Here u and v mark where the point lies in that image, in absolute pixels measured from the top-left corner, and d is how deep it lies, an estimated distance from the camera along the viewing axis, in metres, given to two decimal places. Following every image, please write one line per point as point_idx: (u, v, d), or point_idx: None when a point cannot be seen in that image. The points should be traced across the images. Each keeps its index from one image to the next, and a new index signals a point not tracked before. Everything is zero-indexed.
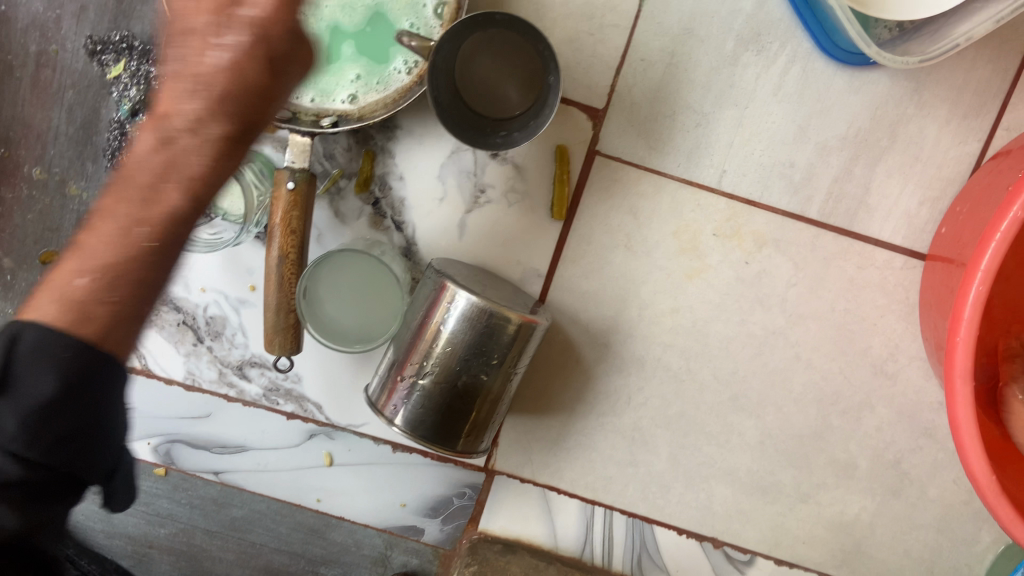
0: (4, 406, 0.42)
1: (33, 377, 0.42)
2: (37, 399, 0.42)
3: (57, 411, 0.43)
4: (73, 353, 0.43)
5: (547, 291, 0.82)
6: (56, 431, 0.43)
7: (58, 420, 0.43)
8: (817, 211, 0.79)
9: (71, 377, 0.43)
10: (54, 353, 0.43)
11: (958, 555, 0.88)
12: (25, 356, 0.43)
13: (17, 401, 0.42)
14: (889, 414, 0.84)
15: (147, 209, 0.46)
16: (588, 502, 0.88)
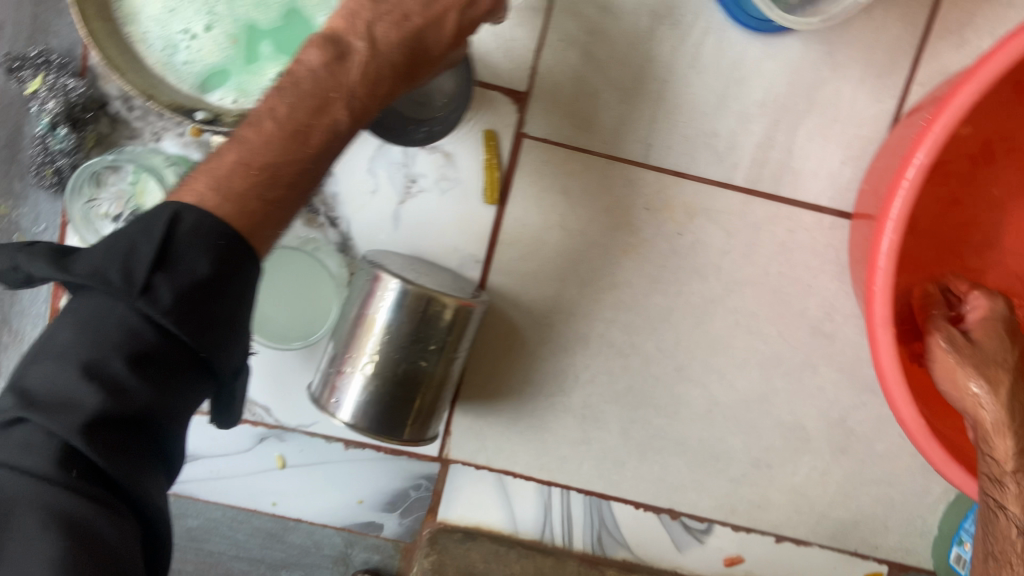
0: (162, 277, 0.48)
1: (192, 255, 0.49)
2: (194, 274, 0.48)
3: (206, 291, 0.49)
4: (225, 241, 0.50)
5: (487, 277, 0.83)
6: (201, 312, 0.49)
7: (204, 299, 0.49)
8: (744, 178, 0.81)
9: (220, 262, 0.50)
10: (210, 238, 0.50)
11: (909, 506, 0.90)
12: (185, 236, 0.49)
13: (174, 275, 0.48)
14: (830, 373, 0.86)
15: (316, 115, 0.56)
16: (544, 483, 0.88)
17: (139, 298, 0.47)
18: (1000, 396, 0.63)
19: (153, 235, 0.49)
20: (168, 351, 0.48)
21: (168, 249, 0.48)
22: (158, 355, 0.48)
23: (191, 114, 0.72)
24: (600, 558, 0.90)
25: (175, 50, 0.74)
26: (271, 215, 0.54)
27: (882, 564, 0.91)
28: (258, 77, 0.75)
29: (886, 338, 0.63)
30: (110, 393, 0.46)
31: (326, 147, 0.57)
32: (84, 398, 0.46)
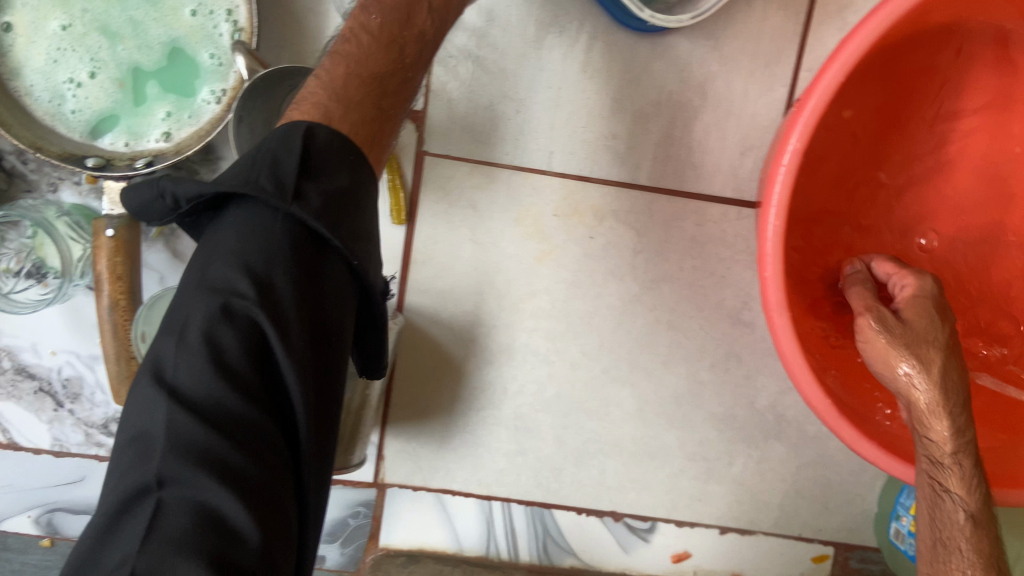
0: (309, 185, 0.50)
1: (329, 169, 0.52)
2: (336, 186, 0.52)
3: (337, 201, 0.51)
4: (351, 159, 0.55)
5: (404, 297, 0.83)
6: (338, 221, 0.50)
7: (337, 209, 0.51)
8: (648, 177, 0.82)
9: (349, 177, 0.53)
10: (340, 153, 0.54)
11: (848, 486, 0.90)
12: (321, 147, 0.53)
13: (319, 184, 0.51)
14: (754, 360, 0.87)
15: (406, 25, 0.62)
16: (485, 498, 0.88)
17: (292, 204, 0.49)
18: (929, 377, 0.61)
19: (290, 153, 0.51)
20: (319, 251, 0.51)
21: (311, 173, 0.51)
22: (320, 259, 0.51)
23: (82, 163, 0.72)
24: (547, 567, 0.90)
25: (63, 100, 0.74)
26: (379, 120, 0.59)
27: (828, 545, 0.91)
28: (147, 118, 0.75)
29: (781, 326, 0.65)
30: (259, 295, 0.48)
31: (418, 59, 0.63)
32: (234, 297, 0.48)
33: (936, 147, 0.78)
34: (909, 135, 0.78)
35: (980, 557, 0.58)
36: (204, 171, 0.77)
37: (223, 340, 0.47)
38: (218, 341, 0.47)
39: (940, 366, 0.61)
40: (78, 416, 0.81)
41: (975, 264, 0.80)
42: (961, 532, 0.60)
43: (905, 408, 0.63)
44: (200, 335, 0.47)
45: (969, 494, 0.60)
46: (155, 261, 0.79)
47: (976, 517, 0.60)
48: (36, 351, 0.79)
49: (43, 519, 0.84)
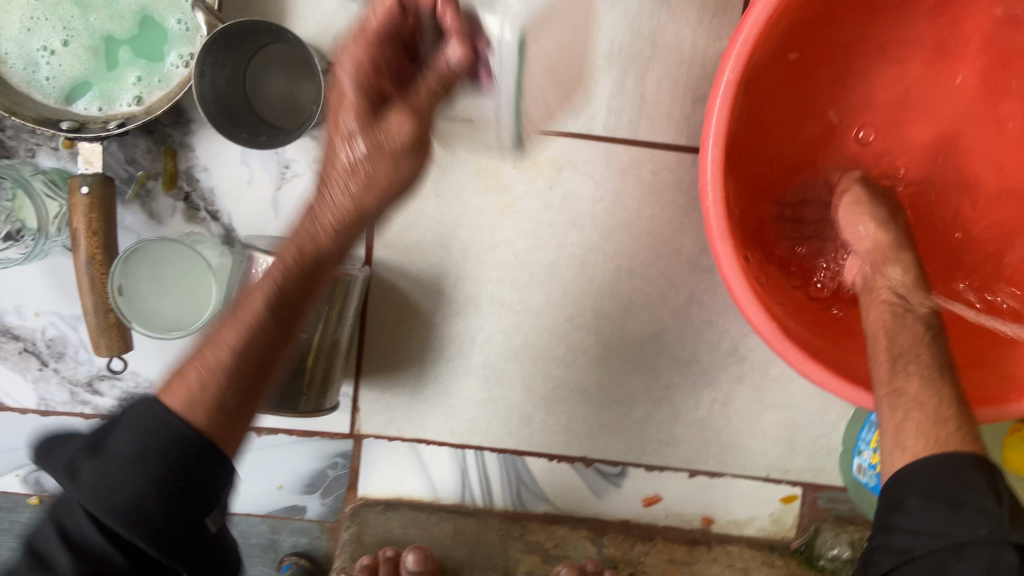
0: (100, 461, 0.54)
1: (119, 435, 0.55)
2: (120, 449, 0.54)
3: (142, 498, 0.53)
4: (163, 452, 0.54)
5: (372, 251, 0.86)
6: (147, 518, 0.53)
7: (121, 491, 0.53)
8: (603, 128, 0.84)
9: (166, 459, 0.54)
10: (149, 428, 0.55)
11: (815, 425, 0.91)
12: (120, 455, 0.54)
13: (108, 460, 0.54)
14: (717, 305, 0.88)
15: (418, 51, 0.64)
16: (458, 448, 0.91)
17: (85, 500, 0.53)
18: (894, 275, 0.72)
19: (119, 425, 0.56)
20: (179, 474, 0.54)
21: (108, 442, 0.55)
22: (125, 515, 0.53)
23: (58, 126, 0.75)
24: (521, 513, 0.93)
25: (38, 67, 0.77)
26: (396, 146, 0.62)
27: (796, 486, 0.93)
28: (119, 83, 0.78)
29: (724, 254, 0.67)
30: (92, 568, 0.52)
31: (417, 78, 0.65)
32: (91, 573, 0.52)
33: (891, 82, 0.82)
34: (862, 75, 0.81)
35: (925, 407, 0.60)
36: (176, 134, 0.81)
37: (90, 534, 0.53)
38: (54, 552, 0.53)
39: (906, 264, 0.72)
40: (62, 375, 0.84)
41: (934, 196, 0.84)
42: (916, 357, 0.63)
43: (878, 292, 0.71)
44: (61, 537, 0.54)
45: (920, 358, 0.63)
46: (131, 222, 0.83)
47: (931, 333, 0.66)
48: (19, 313, 0.82)
49: (31, 478, 0.88)
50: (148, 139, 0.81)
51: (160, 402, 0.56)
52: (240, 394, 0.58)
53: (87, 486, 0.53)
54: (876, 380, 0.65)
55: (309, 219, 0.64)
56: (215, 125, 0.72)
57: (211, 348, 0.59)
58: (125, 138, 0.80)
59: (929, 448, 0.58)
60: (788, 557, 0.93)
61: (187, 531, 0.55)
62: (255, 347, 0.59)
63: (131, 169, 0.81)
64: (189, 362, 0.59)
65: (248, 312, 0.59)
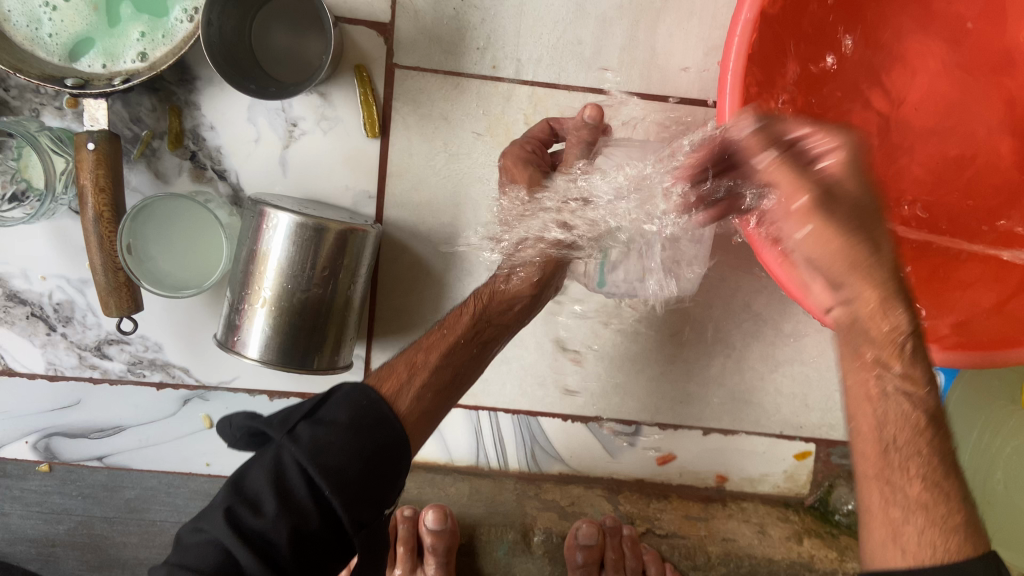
0: (313, 418, 0.59)
1: (335, 406, 0.60)
2: (329, 413, 0.60)
3: (345, 445, 0.58)
4: (366, 416, 0.60)
5: (383, 211, 0.84)
6: (346, 468, 0.57)
7: (327, 446, 0.57)
8: (615, 82, 0.83)
9: (363, 420, 0.60)
10: (360, 401, 0.61)
11: (827, 382, 0.90)
12: (332, 411, 0.60)
13: (317, 419, 0.59)
14: (730, 261, 0.87)
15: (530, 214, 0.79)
16: (472, 409, 0.90)
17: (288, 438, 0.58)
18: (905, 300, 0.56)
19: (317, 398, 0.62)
20: (357, 436, 0.59)
21: (323, 411, 0.60)
22: (328, 456, 0.57)
23: (61, 82, 0.74)
24: (536, 474, 0.92)
25: (40, 24, 0.76)
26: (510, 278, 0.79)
27: (810, 442, 0.92)
28: (122, 39, 0.76)
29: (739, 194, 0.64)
30: (288, 507, 0.55)
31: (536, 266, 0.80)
32: (281, 511, 0.55)
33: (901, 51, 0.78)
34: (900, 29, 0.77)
35: (927, 510, 0.49)
36: (181, 92, 0.79)
37: (285, 464, 0.57)
38: (263, 493, 0.56)
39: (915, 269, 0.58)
40: (71, 339, 0.83)
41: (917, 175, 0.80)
42: (915, 451, 0.51)
43: (855, 326, 0.52)
44: (257, 468, 0.58)
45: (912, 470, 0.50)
46: (138, 183, 0.82)
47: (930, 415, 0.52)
48: (26, 277, 0.81)
49: (41, 444, 0.87)
50: (153, 97, 0.79)
51: (372, 389, 0.63)
52: (435, 394, 0.70)
53: (305, 442, 0.57)
54: (857, 461, 0.53)
55: (501, 273, 0.80)
56: (224, 73, 0.71)
57: (420, 351, 0.72)
58: (129, 96, 0.79)
59: (929, 556, 0.48)
60: (802, 514, 0.93)
61: (374, 514, 0.58)
62: (433, 354, 0.72)
63: (137, 128, 0.80)
64: (396, 358, 0.72)
65: (456, 324, 0.77)
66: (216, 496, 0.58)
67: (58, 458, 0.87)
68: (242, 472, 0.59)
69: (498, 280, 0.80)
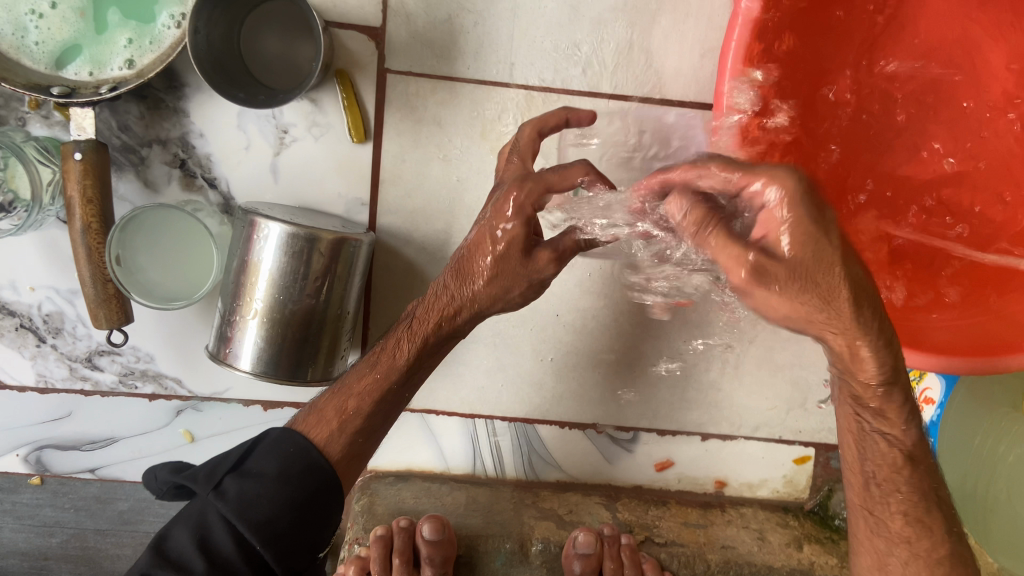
0: (239, 472, 0.64)
1: (262, 458, 0.64)
2: (255, 464, 0.64)
3: (270, 496, 0.62)
4: (292, 461, 0.64)
5: (376, 218, 0.83)
6: (272, 519, 0.61)
7: (255, 499, 0.62)
8: (610, 85, 0.82)
9: (289, 468, 0.63)
10: (284, 449, 0.65)
11: (826, 386, 0.90)
12: (256, 460, 0.64)
13: (244, 471, 0.64)
14: None
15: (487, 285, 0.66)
16: (468, 418, 0.89)
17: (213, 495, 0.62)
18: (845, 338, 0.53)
19: (243, 448, 0.66)
20: (279, 488, 0.62)
21: (251, 462, 0.64)
22: (253, 509, 0.61)
23: (47, 90, 0.72)
24: (533, 482, 0.92)
25: (26, 32, 0.74)
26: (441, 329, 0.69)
27: (809, 447, 0.92)
28: (109, 46, 0.75)
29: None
30: (214, 562, 0.60)
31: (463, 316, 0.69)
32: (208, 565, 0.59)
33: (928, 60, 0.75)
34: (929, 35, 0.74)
35: (912, 543, 0.61)
36: (169, 98, 0.78)
37: (212, 522, 0.62)
38: (188, 554, 0.60)
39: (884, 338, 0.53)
40: (61, 351, 0.82)
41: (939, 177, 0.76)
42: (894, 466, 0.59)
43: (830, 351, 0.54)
44: (185, 528, 0.62)
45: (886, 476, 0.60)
46: (128, 192, 0.80)
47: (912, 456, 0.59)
48: (14, 289, 0.79)
49: (32, 457, 0.86)
50: (141, 104, 0.78)
51: (301, 434, 0.66)
52: (366, 438, 0.68)
53: (231, 497, 0.62)
54: (846, 454, 0.62)
55: (433, 293, 0.69)
56: (212, 81, 0.69)
57: (344, 395, 0.68)
58: (116, 104, 0.78)
59: (915, 574, 0.61)
60: (802, 518, 0.92)
61: (308, 558, 0.64)
62: (364, 402, 0.68)
63: (125, 136, 0.79)
64: (329, 397, 0.69)
65: (390, 367, 0.69)
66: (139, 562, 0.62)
67: (49, 471, 0.86)
68: (166, 532, 0.63)
69: (429, 305, 0.69)
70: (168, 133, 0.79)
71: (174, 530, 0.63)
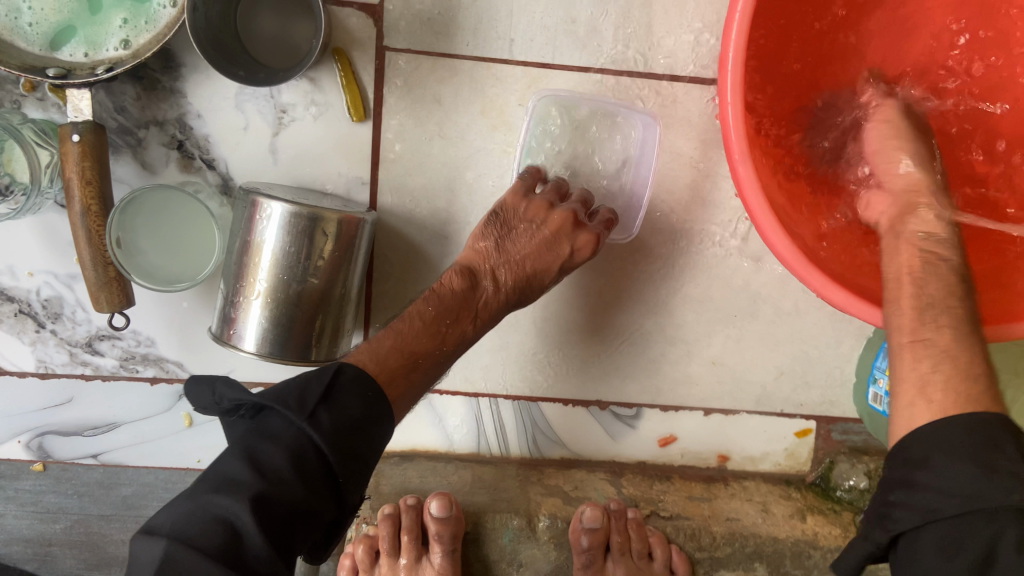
0: (329, 400, 0.59)
1: (348, 394, 0.60)
2: (344, 399, 0.60)
3: (358, 432, 0.60)
4: (372, 396, 0.62)
5: (377, 197, 0.83)
6: (361, 455, 0.60)
7: (349, 433, 0.59)
8: (610, 60, 0.81)
9: (369, 406, 0.61)
10: (365, 387, 0.62)
11: (826, 359, 0.90)
12: (342, 390, 0.60)
13: (332, 403, 0.59)
14: (728, 242, 0.85)
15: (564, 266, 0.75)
16: (472, 397, 0.89)
17: (308, 422, 0.57)
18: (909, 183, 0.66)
19: (322, 376, 0.61)
20: (366, 423, 0.61)
21: (337, 395, 0.60)
22: (347, 444, 0.58)
23: (43, 72, 0.71)
24: (537, 459, 0.92)
25: (19, 13, 0.73)
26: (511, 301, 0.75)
27: (810, 420, 0.92)
28: (104, 26, 0.74)
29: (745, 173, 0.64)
30: (311, 494, 0.56)
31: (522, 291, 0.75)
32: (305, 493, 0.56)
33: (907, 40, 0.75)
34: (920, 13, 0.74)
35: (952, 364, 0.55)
36: (165, 79, 0.77)
37: (307, 446, 0.57)
38: (287, 477, 0.55)
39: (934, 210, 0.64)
40: (61, 336, 0.81)
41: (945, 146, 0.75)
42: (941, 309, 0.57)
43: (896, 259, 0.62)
44: (275, 446, 0.56)
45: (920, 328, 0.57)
46: (125, 174, 0.80)
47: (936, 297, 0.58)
48: (12, 274, 0.79)
49: (33, 444, 0.85)
50: (137, 85, 0.77)
51: (372, 376, 0.64)
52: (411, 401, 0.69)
53: (328, 428, 0.57)
54: (892, 334, 0.59)
55: (511, 244, 0.74)
56: (211, 59, 0.68)
57: (399, 342, 0.68)
58: (112, 85, 0.77)
59: (955, 405, 0.53)
60: (804, 490, 0.93)
61: (358, 500, 0.61)
62: (423, 358, 0.69)
63: (122, 118, 0.78)
64: (390, 345, 0.67)
65: (455, 336, 0.71)
66: (230, 472, 0.55)
67: (51, 457, 0.86)
68: (249, 447, 0.57)
69: (506, 256, 0.74)
70: (165, 115, 0.78)
71: (256, 446, 0.57)
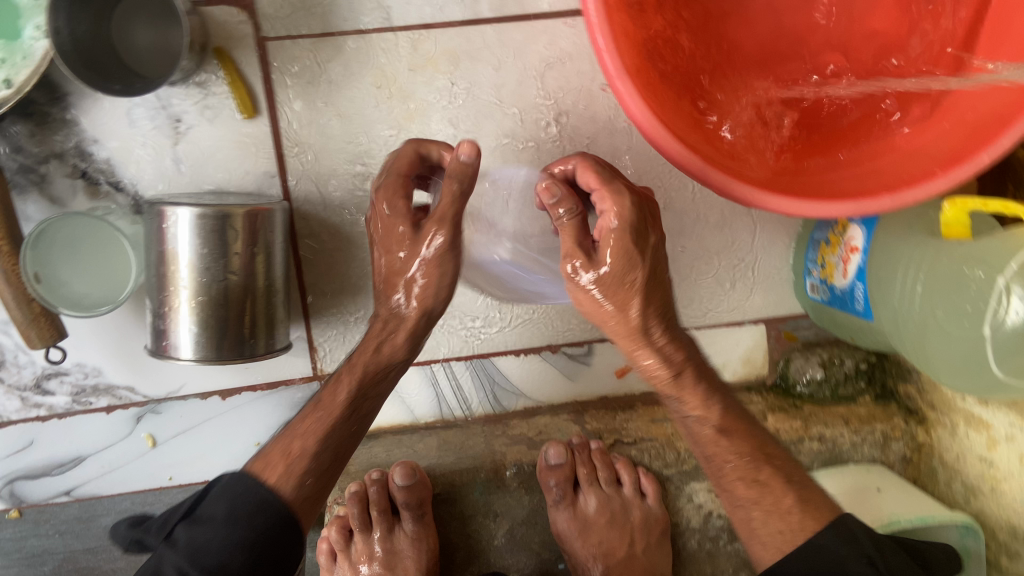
0: (192, 520, 0.65)
1: (210, 505, 0.65)
2: (204, 512, 0.65)
3: (217, 541, 0.62)
4: (238, 504, 0.64)
5: (288, 188, 0.83)
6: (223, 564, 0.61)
7: (205, 544, 0.62)
8: (490, 10, 0.82)
9: (233, 512, 0.63)
10: (232, 490, 0.65)
11: (762, 261, 0.92)
12: (204, 507, 0.65)
13: (195, 521, 0.65)
14: (642, 165, 0.87)
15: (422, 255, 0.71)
16: (425, 364, 0.90)
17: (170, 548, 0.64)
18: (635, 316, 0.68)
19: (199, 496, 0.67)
20: (227, 533, 0.62)
21: (202, 511, 0.65)
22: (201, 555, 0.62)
23: None
24: (502, 414, 0.92)
25: None
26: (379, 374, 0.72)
27: (759, 324, 0.93)
28: None
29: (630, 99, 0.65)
30: None
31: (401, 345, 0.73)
32: None
33: None
34: None
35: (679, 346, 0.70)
36: (55, 110, 0.78)
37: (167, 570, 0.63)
38: None
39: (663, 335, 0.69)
40: (9, 382, 0.82)
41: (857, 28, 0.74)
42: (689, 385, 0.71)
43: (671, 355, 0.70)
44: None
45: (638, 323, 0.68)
46: (36, 212, 0.80)
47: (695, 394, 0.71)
48: None
49: (5, 492, 0.86)
50: (29, 123, 0.78)
51: (251, 476, 0.66)
52: (317, 478, 0.67)
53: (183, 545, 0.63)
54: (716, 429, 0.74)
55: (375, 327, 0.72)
56: (80, 76, 0.69)
57: (299, 435, 0.68)
58: (4, 127, 0.77)
59: None
60: (765, 393, 0.93)
61: None
62: (312, 443, 0.68)
63: (21, 157, 0.78)
64: (274, 442, 0.69)
65: (332, 403, 0.70)
66: None
67: (25, 502, 0.87)
68: None
69: (377, 339, 0.72)
70: (62, 146, 0.79)
71: None
